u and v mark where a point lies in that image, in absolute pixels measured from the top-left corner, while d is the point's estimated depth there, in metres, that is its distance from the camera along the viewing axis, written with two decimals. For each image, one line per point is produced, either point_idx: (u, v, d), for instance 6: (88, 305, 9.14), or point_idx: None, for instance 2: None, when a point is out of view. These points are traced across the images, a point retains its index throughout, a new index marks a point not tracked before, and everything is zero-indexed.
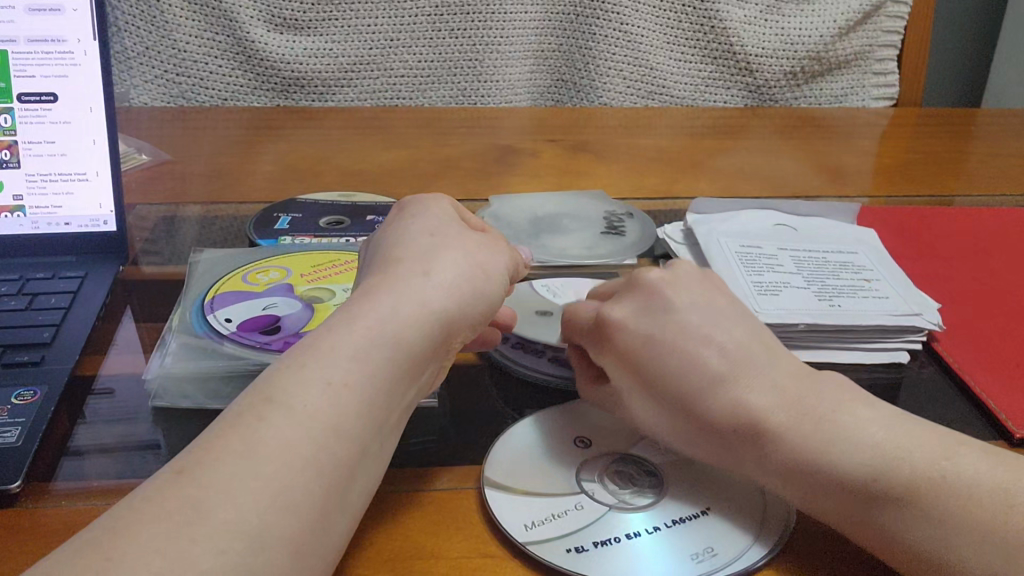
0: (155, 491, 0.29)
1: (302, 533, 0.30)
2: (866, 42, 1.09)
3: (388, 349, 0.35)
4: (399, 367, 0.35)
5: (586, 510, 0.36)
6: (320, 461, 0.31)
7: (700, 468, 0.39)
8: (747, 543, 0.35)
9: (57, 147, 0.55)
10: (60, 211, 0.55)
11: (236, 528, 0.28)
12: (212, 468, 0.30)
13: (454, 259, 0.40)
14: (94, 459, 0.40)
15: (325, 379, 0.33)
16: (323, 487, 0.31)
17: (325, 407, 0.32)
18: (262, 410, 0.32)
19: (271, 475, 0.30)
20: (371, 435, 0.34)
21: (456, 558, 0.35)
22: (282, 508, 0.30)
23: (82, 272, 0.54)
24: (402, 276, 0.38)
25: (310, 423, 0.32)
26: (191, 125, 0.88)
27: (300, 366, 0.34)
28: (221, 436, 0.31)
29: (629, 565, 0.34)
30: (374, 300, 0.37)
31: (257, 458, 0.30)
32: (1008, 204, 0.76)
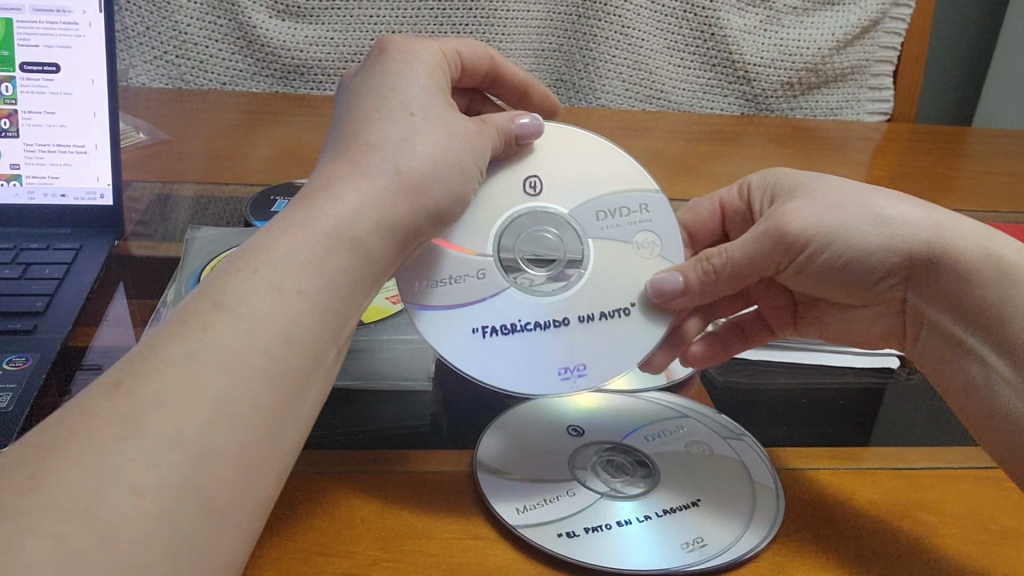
0: (96, 398, 0.27)
1: (252, 458, 0.29)
2: (864, 56, 1.10)
3: (345, 251, 0.33)
4: (353, 276, 0.34)
5: (578, 497, 0.37)
6: (269, 384, 0.29)
7: (692, 463, 0.40)
8: (733, 533, 0.36)
9: (56, 118, 0.54)
10: (57, 182, 0.55)
11: (184, 450, 0.27)
12: (158, 376, 0.28)
13: (428, 154, 0.37)
14: None
15: (275, 282, 0.31)
16: (270, 409, 0.29)
17: (276, 312, 0.31)
18: (206, 316, 0.30)
19: (225, 385, 0.28)
20: (321, 346, 0.32)
21: (447, 537, 0.35)
22: (235, 423, 0.28)
23: (76, 244, 0.54)
24: (371, 174, 0.36)
25: (263, 332, 0.30)
26: (188, 106, 0.88)
27: (255, 273, 0.31)
28: (164, 346, 0.29)
29: (618, 552, 0.34)
30: (333, 189, 0.35)
31: (209, 366, 0.28)
32: (998, 221, 0.76)
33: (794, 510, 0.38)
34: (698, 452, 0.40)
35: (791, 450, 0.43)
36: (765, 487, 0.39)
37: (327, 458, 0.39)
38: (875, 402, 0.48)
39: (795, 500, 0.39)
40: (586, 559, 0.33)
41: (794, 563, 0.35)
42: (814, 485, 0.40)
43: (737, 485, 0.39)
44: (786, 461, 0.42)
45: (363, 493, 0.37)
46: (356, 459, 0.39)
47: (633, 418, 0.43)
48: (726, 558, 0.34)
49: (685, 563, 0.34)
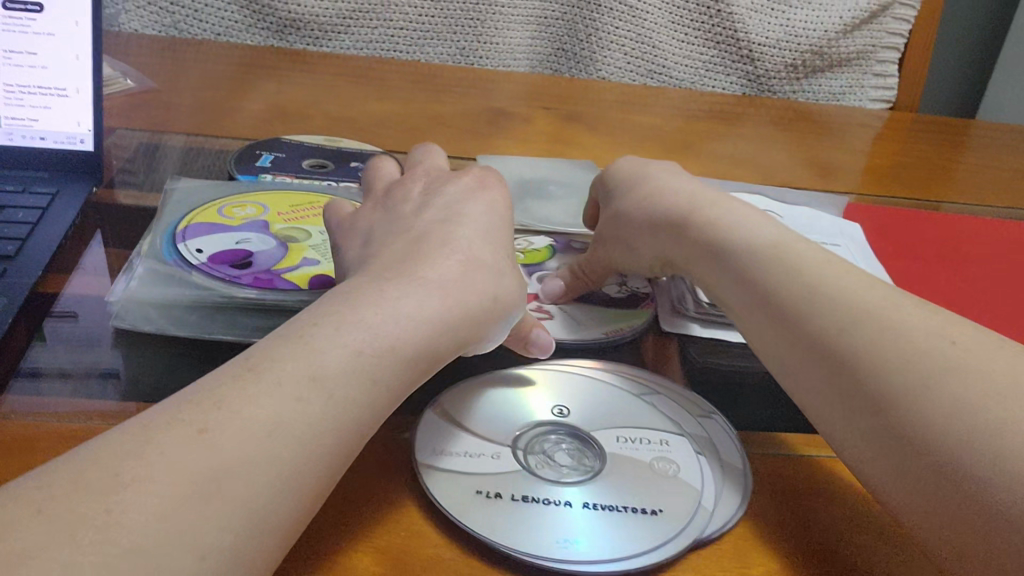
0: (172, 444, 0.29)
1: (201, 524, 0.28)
2: (870, 41, 1.08)
3: (355, 325, 0.34)
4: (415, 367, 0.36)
5: (534, 463, 0.36)
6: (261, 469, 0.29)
7: (654, 426, 0.40)
8: (696, 505, 0.35)
9: (38, 60, 0.53)
10: (36, 124, 0.54)
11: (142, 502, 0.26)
12: (230, 426, 0.30)
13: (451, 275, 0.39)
14: (50, 379, 0.39)
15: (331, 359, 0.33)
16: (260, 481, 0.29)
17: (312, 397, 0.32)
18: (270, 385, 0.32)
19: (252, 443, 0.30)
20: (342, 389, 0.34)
21: (407, 504, 0.34)
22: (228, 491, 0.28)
23: (53, 188, 0.53)
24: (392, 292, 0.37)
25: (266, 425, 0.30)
26: (181, 56, 0.86)
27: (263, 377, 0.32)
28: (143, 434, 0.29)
29: (573, 520, 0.34)
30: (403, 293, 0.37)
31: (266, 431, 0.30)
32: (989, 214, 0.76)
33: (760, 491, 0.38)
34: (666, 420, 0.40)
35: (767, 436, 0.42)
36: (734, 465, 0.39)
37: None
38: None
39: (760, 479, 0.38)
40: (543, 534, 0.33)
41: (757, 546, 0.34)
42: (782, 466, 0.40)
43: (693, 451, 0.38)
44: (757, 443, 0.41)
45: None
46: None
47: (600, 383, 0.42)
48: (690, 535, 0.34)
49: (647, 536, 0.33)
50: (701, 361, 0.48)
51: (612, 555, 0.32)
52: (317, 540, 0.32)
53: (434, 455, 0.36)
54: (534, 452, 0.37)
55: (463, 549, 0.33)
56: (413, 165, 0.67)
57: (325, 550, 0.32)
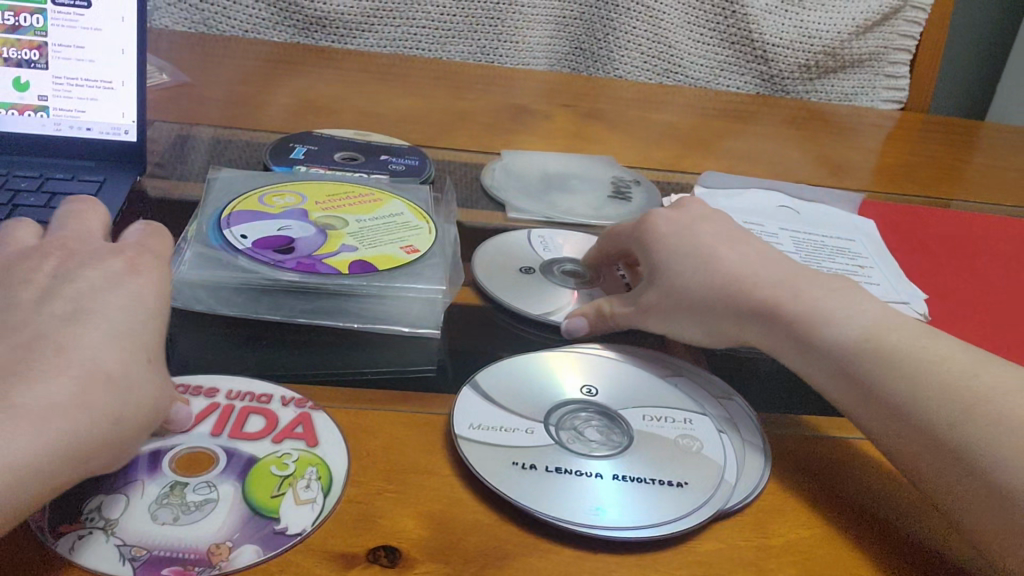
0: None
1: None
2: (881, 42, 1.11)
3: None
4: None
5: (566, 440, 0.38)
6: None
7: (672, 405, 0.42)
8: (720, 479, 0.37)
9: (86, 53, 0.55)
10: (83, 115, 0.56)
11: None
12: None
13: None
14: None
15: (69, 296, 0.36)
16: None
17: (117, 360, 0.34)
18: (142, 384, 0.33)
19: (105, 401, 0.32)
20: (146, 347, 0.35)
21: (446, 474, 0.36)
22: None
23: (99, 177, 0.55)
24: None
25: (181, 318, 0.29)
26: (211, 52, 0.88)
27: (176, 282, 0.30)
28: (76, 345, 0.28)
29: (604, 492, 0.36)
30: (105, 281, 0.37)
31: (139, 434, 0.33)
32: (999, 212, 0.78)
33: (779, 470, 0.40)
34: (687, 400, 0.42)
35: (786, 416, 0.44)
36: (753, 444, 0.41)
37: (339, 394, 0.41)
38: None
39: (779, 457, 0.40)
40: (575, 503, 0.35)
41: (779, 522, 0.36)
42: (800, 445, 0.42)
43: (715, 429, 0.41)
44: (775, 424, 0.43)
45: (366, 428, 0.38)
46: (367, 402, 0.40)
47: (623, 366, 0.44)
48: (716, 508, 0.36)
49: (674, 505, 0.35)
50: None
51: (642, 522, 0.34)
52: (364, 503, 0.34)
53: (469, 430, 0.38)
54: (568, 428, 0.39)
55: (502, 515, 0.35)
56: (440, 158, 0.69)
57: (372, 513, 0.34)
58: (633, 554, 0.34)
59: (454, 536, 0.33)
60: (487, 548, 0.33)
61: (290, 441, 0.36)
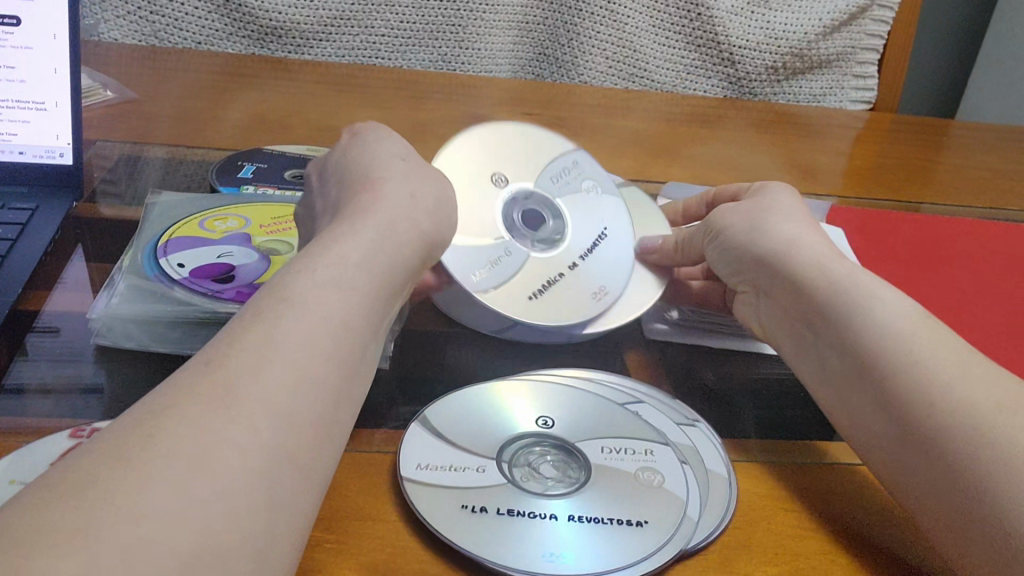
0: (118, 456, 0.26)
1: None
2: (849, 43, 1.09)
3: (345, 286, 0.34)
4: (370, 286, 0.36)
5: (519, 477, 0.36)
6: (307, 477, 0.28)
7: (632, 434, 0.40)
8: (683, 515, 0.35)
9: (16, 73, 0.52)
10: (14, 138, 0.53)
11: None
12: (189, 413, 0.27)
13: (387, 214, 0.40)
14: (32, 400, 0.38)
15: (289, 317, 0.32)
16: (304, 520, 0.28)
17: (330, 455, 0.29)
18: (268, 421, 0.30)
19: (250, 439, 0.27)
20: (336, 372, 0.32)
21: (392, 520, 0.34)
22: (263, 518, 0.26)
23: (33, 203, 0.52)
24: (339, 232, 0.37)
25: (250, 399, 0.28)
26: (161, 66, 0.86)
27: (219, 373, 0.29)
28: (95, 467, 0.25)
29: (559, 535, 0.34)
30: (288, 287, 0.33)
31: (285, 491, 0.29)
32: (970, 214, 0.77)
33: (748, 502, 0.38)
34: (647, 428, 0.40)
35: (753, 440, 0.42)
36: (719, 474, 0.39)
37: None
38: None
39: (746, 487, 0.39)
40: (528, 549, 0.33)
41: (748, 558, 0.35)
42: (767, 473, 0.40)
43: (677, 459, 0.39)
44: (741, 450, 0.41)
45: None
46: None
47: (580, 392, 0.42)
48: (678, 547, 0.34)
49: (636, 547, 0.33)
50: (691, 366, 0.49)
51: (599, 567, 0.32)
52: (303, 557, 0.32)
53: (417, 470, 0.36)
54: (513, 458, 0.38)
55: (452, 563, 0.33)
56: None
57: (311, 568, 0.32)
58: None
59: None
60: None
61: None
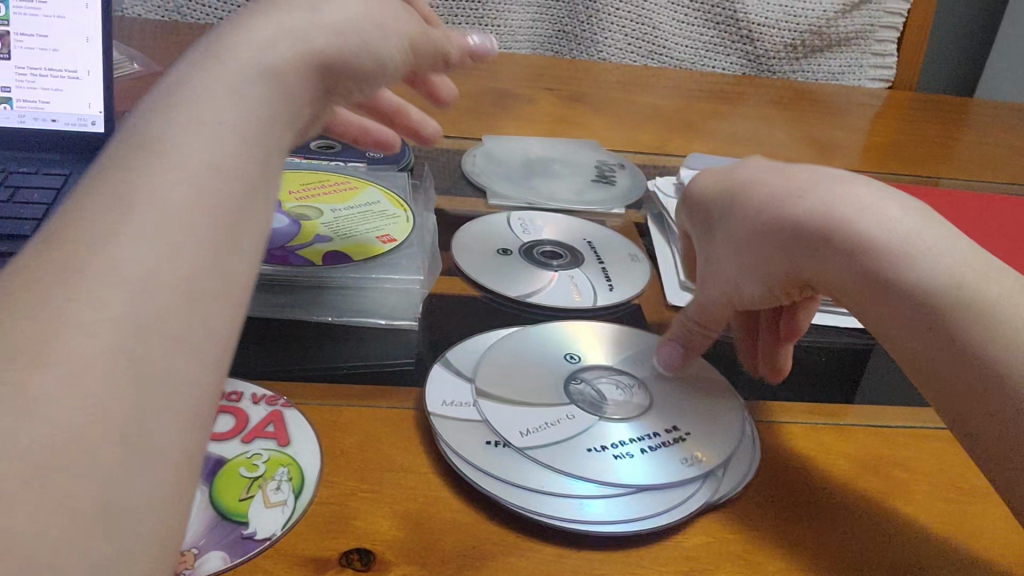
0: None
1: None
2: (869, 21, 1.09)
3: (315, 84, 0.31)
4: None
5: (560, 427, 0.37)
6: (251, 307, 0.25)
7: (664, 392, 0.40)
8: (709, 469, 0.36)
9: (50, 42, 0.54)
10: (47, 107, 0.54)
11: None
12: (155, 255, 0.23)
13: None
14: None
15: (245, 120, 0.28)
16: None
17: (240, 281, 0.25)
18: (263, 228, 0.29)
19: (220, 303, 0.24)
20: None
21: (424, 471, 0.35)
22: None
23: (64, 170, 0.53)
24: None
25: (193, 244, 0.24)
26: (185, 41, 0.87)
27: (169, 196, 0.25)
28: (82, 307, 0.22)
29: (594, 484, 0.35)
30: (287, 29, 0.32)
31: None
32: (994, 191, 0.77)
33: (769, 462, 0.38)
34: (683, 385, 0.41)
35: (772, 403, 0.43)
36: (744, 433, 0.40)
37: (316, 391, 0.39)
38: (858, 361, 0.48)
39: (768, 445, 0.39)
40: (552, 488, 0.34)
41: (770, 513, 0.35)
42: (787, 434, 0.40)
43: (704, 416, 0.39)
44: (760, 413, 0.42)
45: (340, 424, 0.37)
46: (341, 398, 0.39)
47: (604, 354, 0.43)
48: (704, 499, 0.35)
49: (664, 498, 0.34)
50: None
51: (626, 518, 0.33)
52: (337, 504, 0.33)
53: (444, 405, 0.38)
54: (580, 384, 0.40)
55: (479, 514, 0.33)
56: None
57: (349, 516, 0.32)
58: (615, 553, 0.32)
59: (432, 535, 0.32)
60: (466, 548, 0.32)
61: (260, 441, 0.35)
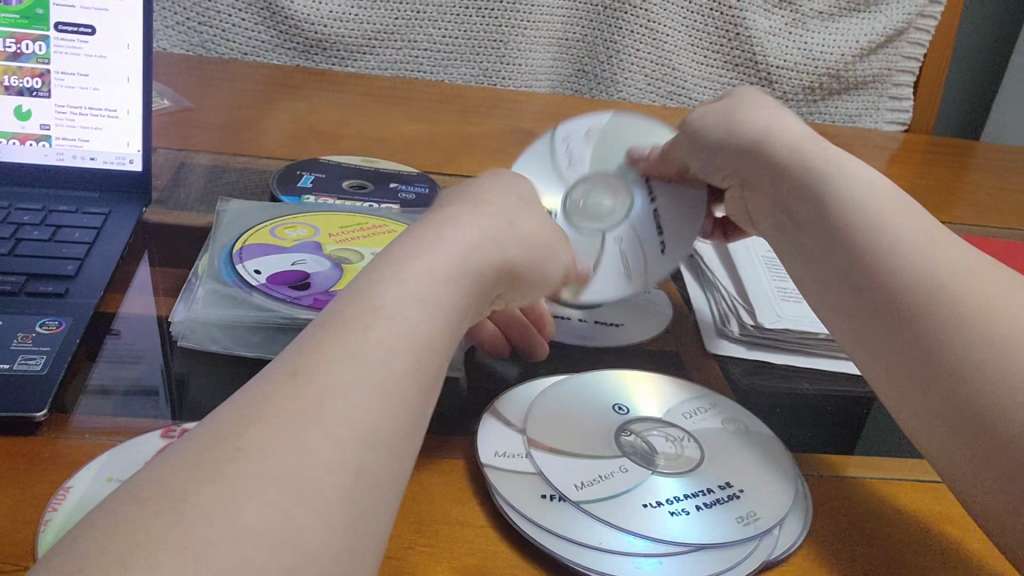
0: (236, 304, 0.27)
1: None
2: (886, 64, 1.10)
3: None
4: None
5: (610, 480, 0.37)
6: None
7: (711, 445, 0.40)
8: (762, 527, 0.36)
9: (90, 81, 0.53)
10: (86, 145, 0.54)
11: None
12: None
13: None
14: (102, 400, 0.38)
15: None
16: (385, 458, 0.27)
17: None
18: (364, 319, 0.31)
19: None
20: None
21: (477, 525, 0.35)
22: None
23: (103, 208, 0.53)
24: None
25: None
26: (212, 76, 0.87)
27: None
28: None
29: (645, 541, 0.34)
30: None
31: (366, 358, 0.30)
32: (1016, 236, 0.77)
33: (819, 519, 0.38)
34: (731, 437, 0.41)
35: (816, 456, 0.43)
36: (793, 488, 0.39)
37: None
38: None
39: (818, 500, 0.39)
40: (609, 546, 0.34)
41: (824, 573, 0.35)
42: (835, 488, 0.40)
43: (754, 470, 0.39)
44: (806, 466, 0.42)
45: None
46: None
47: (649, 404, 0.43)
48: (758, 559, 0.34)
49: (718, 558, 0.34)
50: (749, 381, 0.49)
51: None
52: (395, 559, 0.32)
53: (493, 456, 0.38)
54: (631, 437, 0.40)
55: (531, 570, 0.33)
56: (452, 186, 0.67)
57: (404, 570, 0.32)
58: None
59: None
60: None
61: None
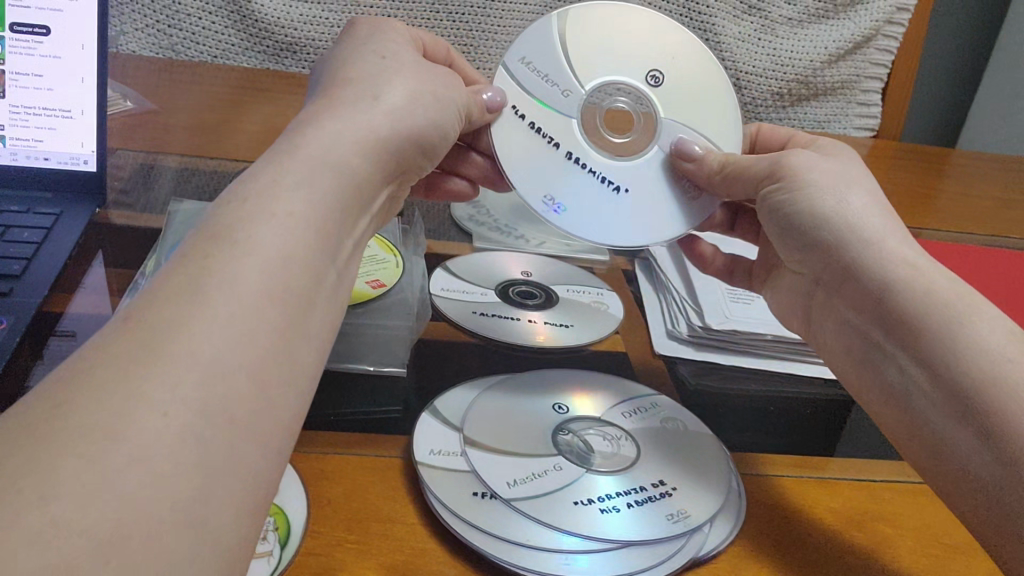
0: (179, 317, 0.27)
1: None
2: (855, 71, 1.11)
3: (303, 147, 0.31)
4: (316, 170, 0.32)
5: (544, 480, 0.37)
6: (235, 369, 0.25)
7: (649, 445, 0.41)
8: (695, 525, 0.36)
9: (45, 82, 0.54)
10: (40, 145, 0.55)
11: None
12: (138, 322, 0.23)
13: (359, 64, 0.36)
14: None
15: None
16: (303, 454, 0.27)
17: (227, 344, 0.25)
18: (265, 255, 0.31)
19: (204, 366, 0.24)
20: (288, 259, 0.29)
21: (411, 523, 0.35)
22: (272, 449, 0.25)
23: (57, 210, 0.53)
24: None
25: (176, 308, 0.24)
26: (179, 78, 0.87)
27: None
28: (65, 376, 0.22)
29: (577, 539, 0.34)
30: None
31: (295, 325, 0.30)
32: (975, 242, 0.78)
33: (755, 517, 0.38)
34: (670, 438, 0.41)
35: (758, 456, 0.43)
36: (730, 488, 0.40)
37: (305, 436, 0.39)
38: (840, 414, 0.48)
39: (755, 499, 0.39)
40: (538, 543, 0.34)
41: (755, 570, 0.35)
42: (774, 487, 0.40)
43: (691, 470, 0.39)
44: (747, 466, 0.42)
45: (329, 473, 0.37)
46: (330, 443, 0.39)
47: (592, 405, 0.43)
48: (690, 556, 0.35)
49: (648, 556, 0.34)
50: (697, 383, 0.49)
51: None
52: (324, 556, 0.33)
53: (430, 455, 0.38)
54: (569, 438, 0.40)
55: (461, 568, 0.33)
56: None
57: (335, 568, 0.32)
58: None
59: None
60: None
61: None
